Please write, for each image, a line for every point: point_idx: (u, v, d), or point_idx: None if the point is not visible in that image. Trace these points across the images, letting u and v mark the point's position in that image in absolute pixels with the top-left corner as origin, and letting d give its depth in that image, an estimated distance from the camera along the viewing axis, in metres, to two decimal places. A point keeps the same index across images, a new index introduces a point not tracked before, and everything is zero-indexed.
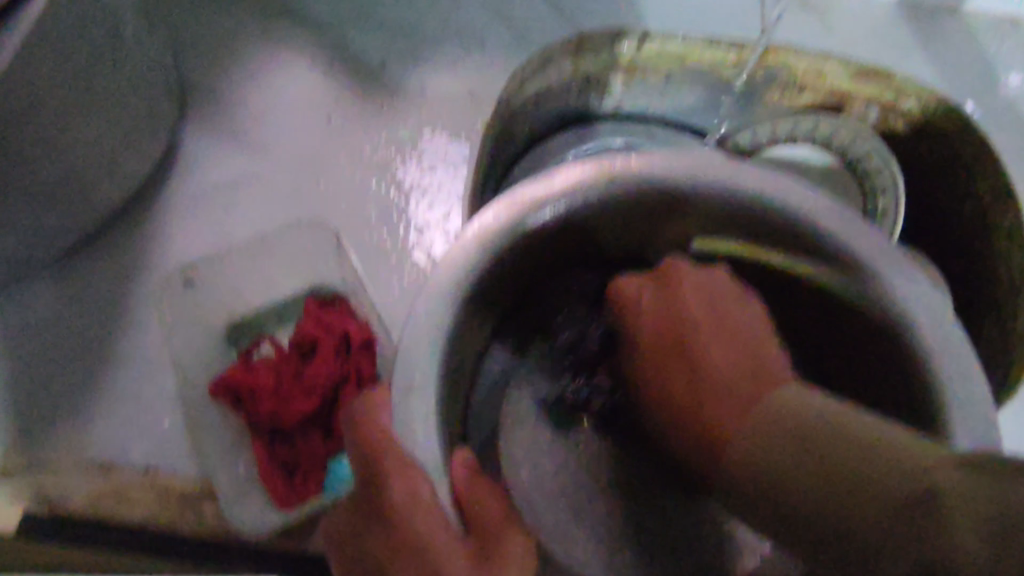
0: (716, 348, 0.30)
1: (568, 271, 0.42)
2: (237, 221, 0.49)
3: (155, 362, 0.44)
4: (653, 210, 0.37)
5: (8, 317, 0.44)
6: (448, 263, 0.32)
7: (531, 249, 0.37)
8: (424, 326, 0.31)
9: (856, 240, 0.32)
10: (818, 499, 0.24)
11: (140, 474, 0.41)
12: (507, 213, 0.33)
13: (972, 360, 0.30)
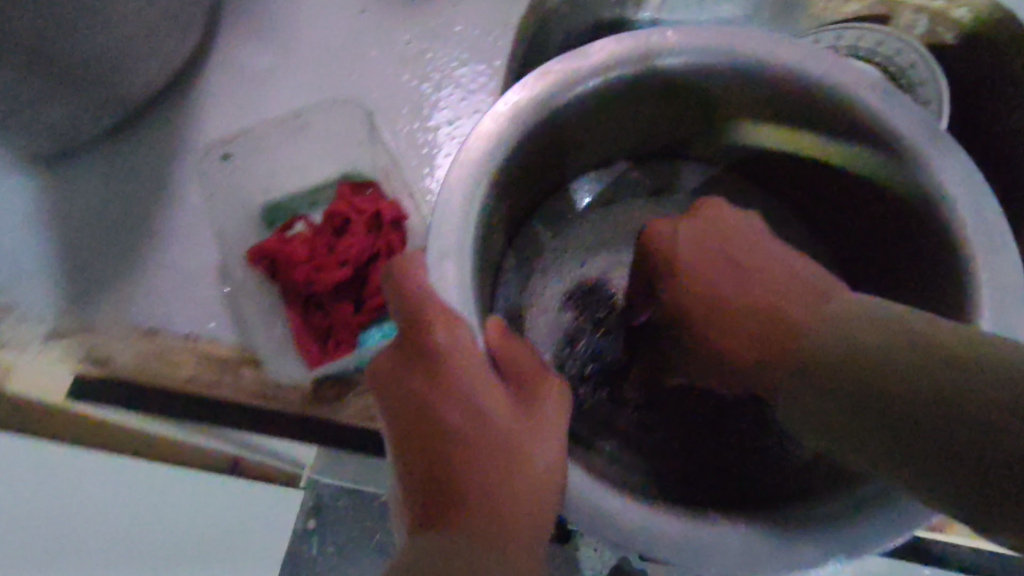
0: (751, 278, 0.32)
1: (600, 152, 0.44)
2: (272, 100, 0.49)
3: (194, 241, 0.46)
4: (687, 92, 0.39)
5: (56, 194, 0.47)
6: (480, 132, 0.33)
7: (562, 132, 0.38)
8: (456, 195, 0.32)
9: (895, 116, 0.35)
10: (923, 397, 0.24)
11: (183, 340, 0.44)
12: (544, 84, 0.34)
13: (1001, 228, 0.33)
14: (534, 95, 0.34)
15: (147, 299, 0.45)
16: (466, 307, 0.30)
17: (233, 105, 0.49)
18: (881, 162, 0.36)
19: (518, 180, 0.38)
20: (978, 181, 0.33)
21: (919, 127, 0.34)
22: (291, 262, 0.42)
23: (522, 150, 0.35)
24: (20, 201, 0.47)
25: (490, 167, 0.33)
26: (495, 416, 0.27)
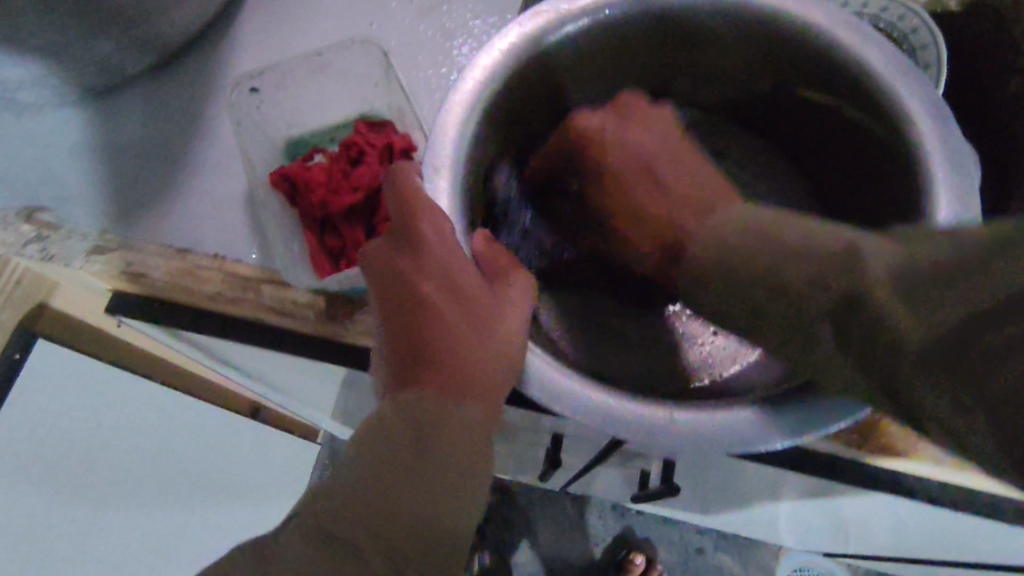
0: (666, 170, 0.41)
1: (598, 96, 0.47)
2: (299, 45, 0.54)
3: (224, 169, 0.50)
4: (677, 36, 0.42)
5: (100, 121, 0.52)
6: (479, 62, 0.36)
7: (558, 69, 0.41)
8: (454, 116, 0.34)
9: (867, 52, 0.37)
10: (800, 302, 0.30)
11: (210, 259, 0.48)
12: (537, 22, 0.37)
13: (961, 150, 0.35)
14: (528, 33, 0.37)
15: (181, 222, 0.49)
16: (456, 211, 0.33)
17: (262, 49, 0.54)
18: (855, 95, 0.39)
19: (513, 111, 0.41)
20: (942, 109, 0.36)
21: (885, 62, 0.37)
22: (309, 186, 0.46)
23: (515, 82, 0.38)
24: (69, 131, 0.51)
25: (485, 93, 0.36)
26: (470, 303, 0.33)
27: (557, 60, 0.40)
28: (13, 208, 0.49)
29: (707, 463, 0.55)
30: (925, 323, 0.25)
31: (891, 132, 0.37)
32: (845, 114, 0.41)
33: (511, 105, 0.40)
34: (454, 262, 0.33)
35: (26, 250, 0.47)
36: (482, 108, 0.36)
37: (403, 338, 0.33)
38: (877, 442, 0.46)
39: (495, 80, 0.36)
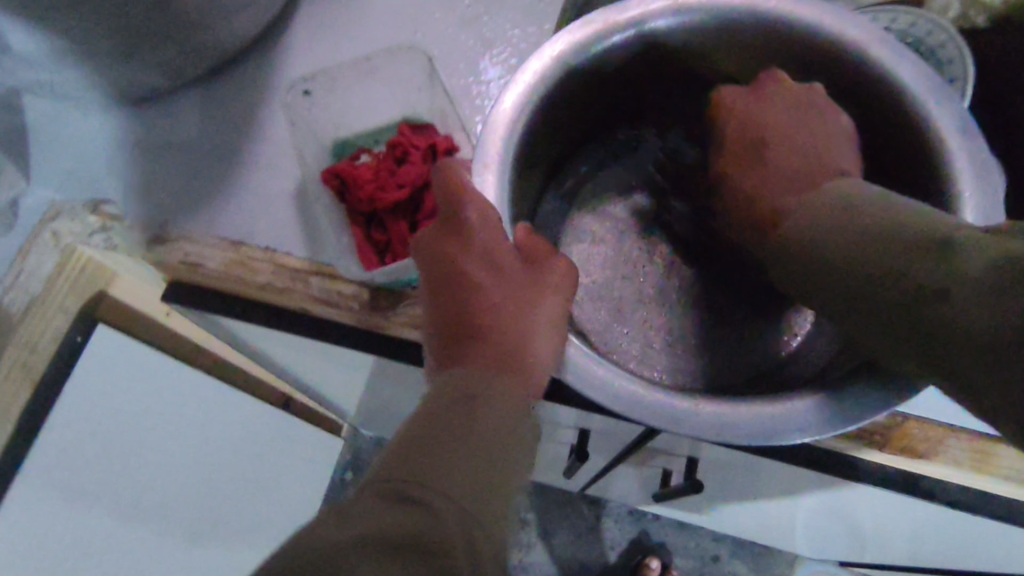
0: (780, 148, 0.42)
1: (637, 91, 0.49)
2: (346, 50, 0.57)
3: (275, 165, 0.54)
4: (715, 45, 0.44)
5: (160, 120, 0.55)
6: (528, 68, 0.38)
7: (600, 73, 0.43)
8: (503, 114, 0.37)
9: (898, 66, 0.39)
10: (864, 285, 0.31)
11: (263, 251, 0.51)
12: (587, 30, 0.39)
13: (984, 156, 0.37)
14: (576, 41, 0.39)
15: (234, 216, 0.52)
16: (503, 203, 0.36)
17: (314, 53, 0.57)
18: (891, 112, 0.41)
19: (555, 115, 0.44)
20: (974, 129, 0.38)
21: (916, 78, 0.39)
22: (356, 183, 0.49)
23: (562, 86, 0.41)
24: (133, 129, 0.55)
25: (533, 95, 0.39)
26: (511, 281, 0.36)
27: (599, 67, 0.43)
28: (80, 201, 0.53)
29: (729, 461, 0.56)
30: (989, 314, 0.25)
31: (920, 145, 0.39)
32: (874, 124, 0.43)
33: (555, 109, 0.43)
34: (492, 246, 0.35)
35: (92, 239, 0.52)
36: (528, 113, 0.39)
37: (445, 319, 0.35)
38: (898, 443, 0.47)
39: (542, 84, 0.39)
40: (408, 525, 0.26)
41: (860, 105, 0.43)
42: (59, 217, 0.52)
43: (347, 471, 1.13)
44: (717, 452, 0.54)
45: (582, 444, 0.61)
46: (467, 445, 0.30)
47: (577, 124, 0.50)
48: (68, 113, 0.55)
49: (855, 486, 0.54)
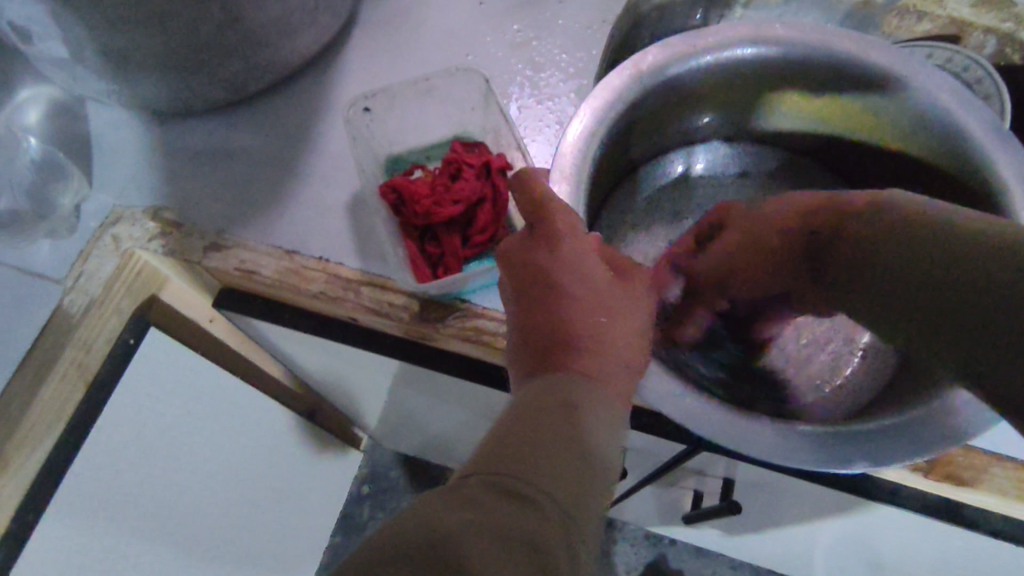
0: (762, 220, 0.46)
1: (700, 120, 0.55)
2: (400, 70, 0.59)
3: (329, 177, 0.55)
4: (780, 78, 0.49)
5: (219, 131, 0.58)
6: (610, 86, 0.44)
7: (676, 96, 0.49)
8: (584, 124, 0.43)
9: (953, 106, 0.44)
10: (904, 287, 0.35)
11: (315, 261, 0.52)
12: (674, 56, 0.46)
13: None
14: (662, 66, 0.45)
15: (289, 225, 0.54)
16: (576, 203, 0.41)
17: (369, 72, 0.60)
18: (937, 137, 0.46)
19: (626, 131, 0.49)
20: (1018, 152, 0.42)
21: (974, 119, 0.43)
22: (414, 198, 0.52)
23: (636, 104, 0.46)
24: (193, 141, 0.58)
25: (607, 111, 0.44)
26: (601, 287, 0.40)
27: (675, 92, 0.48)
28: (141, 206, 0.55)
29: (766, 483, 0.56)
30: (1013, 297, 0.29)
31: (979, 177, 0.43)
32: (934, 167, 0.48)
33: (626, 127, 0.48)
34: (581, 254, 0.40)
35: (150, 244, 0.54)
36: (603, 128, 0.44)
37: (535, 329, 0.39)
38: (941, 469, 0.47)
39: (617, 103, 0.45)
40: (493, 534, 0.26)
41: (903, 134, 0.48)
42: (121, 222, 0.54)
43: (367, 485, 1.14)
44: (755, 474, 0.55)
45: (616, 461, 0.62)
46: (557, 451, 0.31)
47: (633, 149, 0.53)
48: (132, 123, 0.58)
49: (897, 514, 0.54)
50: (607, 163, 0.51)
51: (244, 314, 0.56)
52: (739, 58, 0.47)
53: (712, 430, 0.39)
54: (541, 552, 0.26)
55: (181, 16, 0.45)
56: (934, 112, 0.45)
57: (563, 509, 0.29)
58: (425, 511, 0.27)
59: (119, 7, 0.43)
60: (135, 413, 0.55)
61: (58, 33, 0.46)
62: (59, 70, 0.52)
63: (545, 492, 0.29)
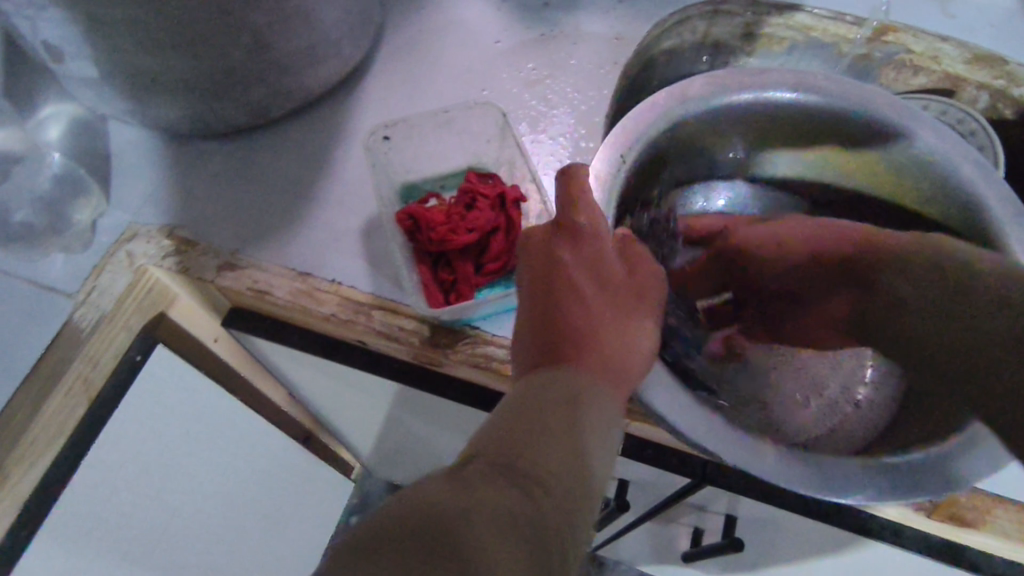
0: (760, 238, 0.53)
1: (725, 155, 0.57)
2: (416, 102, 0.61)
3: (347, 204, 0.56)
4: (809, 124, 0.51)
5: (238, 154, 0.59)
6: (650, 106, 0.47)
7: (708, 129, 0.51)
8: (617, 140, 0.46)
9: (963, 165, 0.46)
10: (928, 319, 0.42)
11: (328, 284, 0.53)
12: (712, 87, 0.48)
13: None
14: (699, 94, 0.48)
15: (303, 248, 0.54)
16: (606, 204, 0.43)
17: (386, 103, 0.61)
18: (943, 187, 0.48)
19: (657, 157, 0.51)
20: (1020, 208, 0.44)
21: (983, 178, 0.46)
22: (430, 225, 0.53)
23: (668, 132, 0.49)
24: (212, 162, 0.59)
25: (644, 133, 0.47)
26: (618, 291, 0.41)
27: (709, 124, 0.51)
28: (156, 225, 0.56)
29: (767, 520, 0.56)
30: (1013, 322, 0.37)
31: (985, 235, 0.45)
32: (943, 225, 0.50)
33: (656, 153, 0.50)
34: (603, 261, 0.41)
35: (164, 262, 0.54)
36: (635, 149, 0.46)
37: (547, 319, 0.39)
38: (944, 509, 0.47)
39: (655, 128, 0.47)
40: (496, 521, 0.28)
41: (911, 182, 0.51)
42: (135, 239, 0.55)
43: (354, 515, 1.12)
44: (755, 510, 0.55)
45: (618, 494, 0.62)
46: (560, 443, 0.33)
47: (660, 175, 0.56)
48: (152, 144, 0.59)
49: (898, 555, 0.54)
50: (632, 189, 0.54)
51: (254, 334, 0.57)
52: (773, 99, 0.49)
53: (702, 434, 0.39)
54: (536, 546, 0.28)
55: (211, 42, 0.47)
56: (940, 165, 0.47)
57: (555, 504, 0.30)
58: (425, 491, 0.29)
59: (151, 31, 0.44)
60: (136, 432, 0.54)
61: (89, 54, 0.47)
62: (85, 90, 0.53)
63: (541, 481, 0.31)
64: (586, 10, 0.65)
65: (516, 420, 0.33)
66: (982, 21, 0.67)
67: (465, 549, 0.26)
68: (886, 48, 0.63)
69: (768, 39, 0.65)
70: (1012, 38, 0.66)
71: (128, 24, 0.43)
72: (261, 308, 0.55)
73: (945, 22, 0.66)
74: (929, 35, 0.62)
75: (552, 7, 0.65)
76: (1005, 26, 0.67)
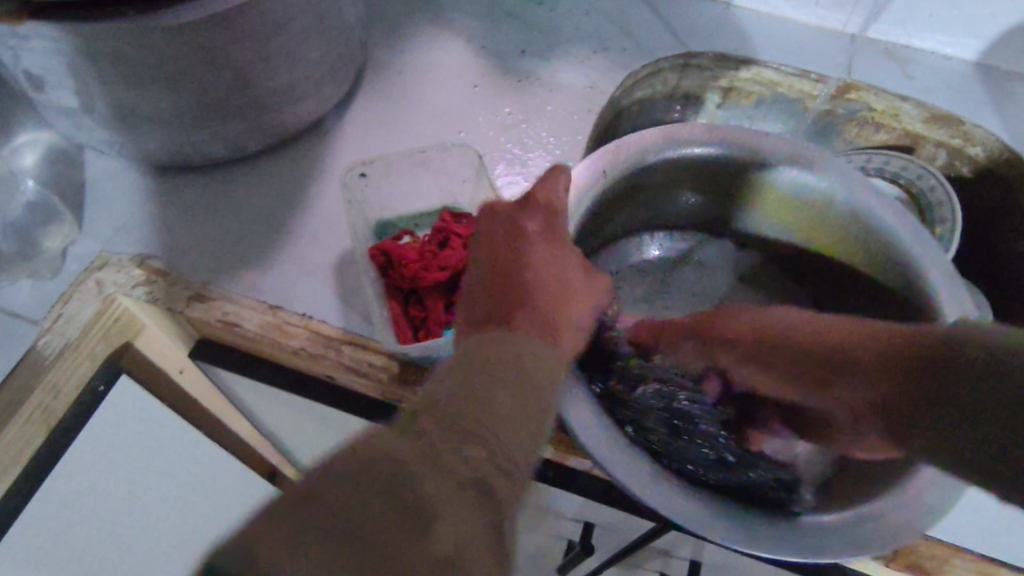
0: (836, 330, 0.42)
1: (707, 209, 0.59)
2: (395, 141, 0.63)
3: (322, 239, 0.57)
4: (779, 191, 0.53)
5: (215, 186, 0.60)
6: (641, 139, 0.49)
7: (688, 174, 0.53)
8: (596, 167, 0.47)
9: (917, 247, 0.47)
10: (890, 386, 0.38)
11: (299, 318, 0.53)
12: (708, 137, 0.50)
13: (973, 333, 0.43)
14: (688, 142, 0.50)
15: (275, 280, 0.55)
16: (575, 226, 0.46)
17: (364, 141, 0.63)
18: (895, 265, 0.49)
19: (624, 193, 0.53)
20: (972, 317, 0.44)
21: (933, 262, 0.46)
22: (402, 261, 0.53)
23: (647, 168, 0.51)
24: (189, 195, 0.59)
25: (620, 164, 0.48)
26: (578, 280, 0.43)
27: (689, 171, 0.52)
28: (127, 254, 0.56)
29: (733, 566, 0.56)
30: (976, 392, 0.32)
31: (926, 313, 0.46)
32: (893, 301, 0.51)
33: (626, 189, 0.52)
34: (568, 253, 0.43)
35: (133, 291, 0.53)
36: (606, 178, 0.48)
37: (508, 284, 0.40)
38: (904, 559, 0.47)
39: (632, 163, 0.49)
40: (450, 475, 0.29)
41: (882, 276, 0.51)
42: (106, 267, 0.54)
43: None
44: (720, 555, 0.55)
45: (584, 536, 0.59)
46: (515, 405, 0.33)
47: (634, 211, 0.57)
48: (127, 174, 0.59)
49: None
50: (600, 223, 0.55)
51: (223, 367, 0.56)
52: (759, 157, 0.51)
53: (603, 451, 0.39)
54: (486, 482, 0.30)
55: (195, 78, 0.48)
56: (903, 252, 0.48)
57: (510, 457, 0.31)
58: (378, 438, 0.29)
59: (135, 65, 0.45)
60: (95, 464, 0.53)
61: (70, 84, 0.48)
62: (63, 118, 0.54)
63: (495, 444, 0.31)
64: (562, 58, 0.68)
65: (472, 360, 0.34)
66: (938, 80, 0.71)
67: (415, 492, 0.27)
68: (848, 105, 0.66)
69: (737, 92, 0.68)
70: (967, 99, 0.70)
71: (110, 57, 0.44)
72: (230, 342, 0.55)
73: (904, 81, 0.70)
74: (889, 94, 0.65)
75: (530, 55, 0.68)
76: (961, 86, 0.70)
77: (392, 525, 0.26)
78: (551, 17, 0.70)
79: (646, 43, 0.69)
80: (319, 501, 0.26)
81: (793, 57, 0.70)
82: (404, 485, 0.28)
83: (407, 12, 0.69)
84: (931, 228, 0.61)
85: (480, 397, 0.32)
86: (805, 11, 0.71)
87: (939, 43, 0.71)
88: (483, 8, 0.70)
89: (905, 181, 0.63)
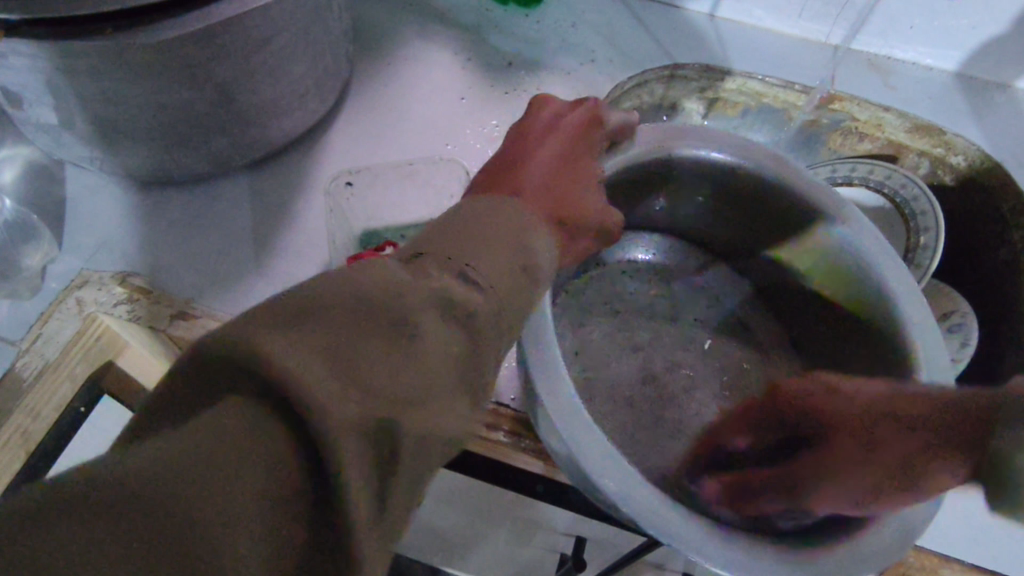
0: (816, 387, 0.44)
1: (724, 235, 0.56)
2: (384, 153, 0.63)
3: (311, 253, 0.58)
4: (794, 226, 0.49)
5: (200, 201, 0.59)
6: (689, 130, 0.47)
7: (712, 187, 0.50)
8: (639, 142, 0.46)
9: (911, 312, 0.43)
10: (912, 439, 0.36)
11: None
12: (748, 152, 0.47)
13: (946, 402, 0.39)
14: (727, 150, 0.47)
15: (260, 295, 0.55)
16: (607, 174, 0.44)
17: (350, 153, 0.63)
18: (884, 326, 0.44)
19: (635, 187, 0.49)
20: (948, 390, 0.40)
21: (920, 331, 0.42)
22: None
23: (674, 166, 0.48)
24: (171, 211, 0.59)
25: (655, 150, 0.46)
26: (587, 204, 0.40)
27: (714, 181, 0.49)
28: (109, 272, 0.55)
29: None
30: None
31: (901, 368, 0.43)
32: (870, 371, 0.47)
33: (642, 182, 0.49)
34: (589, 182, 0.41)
35: (115, 309, 0.52)
36: (628, 164, 0.45)
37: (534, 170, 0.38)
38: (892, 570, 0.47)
39: (668, 152, 0.47)
40: (444, 321, 0.25)
41: (865, 332, 0.47)
42: (86, 286, 0.54)
43: None
44: None
45: (574, 552, 0.58)
46: (507, 268, 0.29)
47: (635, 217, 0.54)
48: (108, 190, 0.59)
49: None
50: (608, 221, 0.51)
51: None
52: (783, 184, 0.47)
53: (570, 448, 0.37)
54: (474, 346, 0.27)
55: (177, 94, 0.47)
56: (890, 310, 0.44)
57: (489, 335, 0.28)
58: (376, 268, 0.26)
59: (116, 82, 0.45)
60: None
61: (50, 101, 0.47)
62: (44, 135, 0.53)
63: (492, 296, 0.28)
64: (549, 70, 0.68)
65: (473, 222, 0.31)
66: (920, 90, 0.71)
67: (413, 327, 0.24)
68: (833, 115, 0.66)
69: (723, 103, 0.68)
70: (947, 109, 0.70)
71: (90, 74, 0.44)
72: None
73: (886, 92, 0.71)
74: (872, 104, 0.65)
75: (515, 67, 0.68)
76: (942, 97, 0.71)
77: (391, 351, 0.23)
78: (536, 28, 0.70)
79: (633, 55, 0.69)
80: (319, 314, 0.23)
81: (777, 68, 0.71)
82: (403, 299, 0.24)
83: (392, 24, 0.69)
84: (917, 236, 0.62)
85: (468, 248, 0.29)
86: (788, 22, 0.72)
87: (920, 54, 0.72)
88: (468, 20, 0.70)
89: (890, 190, 0.63)
